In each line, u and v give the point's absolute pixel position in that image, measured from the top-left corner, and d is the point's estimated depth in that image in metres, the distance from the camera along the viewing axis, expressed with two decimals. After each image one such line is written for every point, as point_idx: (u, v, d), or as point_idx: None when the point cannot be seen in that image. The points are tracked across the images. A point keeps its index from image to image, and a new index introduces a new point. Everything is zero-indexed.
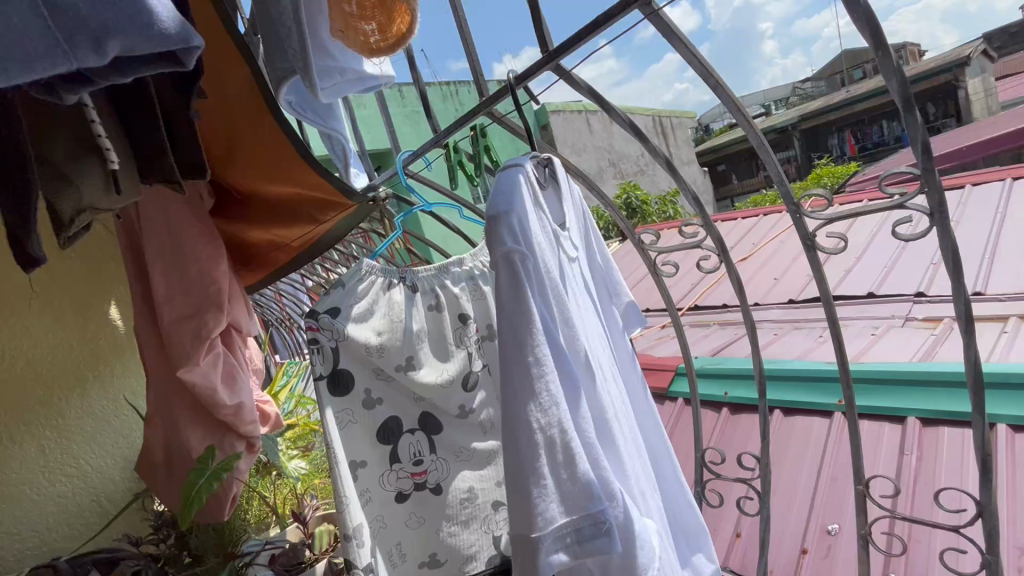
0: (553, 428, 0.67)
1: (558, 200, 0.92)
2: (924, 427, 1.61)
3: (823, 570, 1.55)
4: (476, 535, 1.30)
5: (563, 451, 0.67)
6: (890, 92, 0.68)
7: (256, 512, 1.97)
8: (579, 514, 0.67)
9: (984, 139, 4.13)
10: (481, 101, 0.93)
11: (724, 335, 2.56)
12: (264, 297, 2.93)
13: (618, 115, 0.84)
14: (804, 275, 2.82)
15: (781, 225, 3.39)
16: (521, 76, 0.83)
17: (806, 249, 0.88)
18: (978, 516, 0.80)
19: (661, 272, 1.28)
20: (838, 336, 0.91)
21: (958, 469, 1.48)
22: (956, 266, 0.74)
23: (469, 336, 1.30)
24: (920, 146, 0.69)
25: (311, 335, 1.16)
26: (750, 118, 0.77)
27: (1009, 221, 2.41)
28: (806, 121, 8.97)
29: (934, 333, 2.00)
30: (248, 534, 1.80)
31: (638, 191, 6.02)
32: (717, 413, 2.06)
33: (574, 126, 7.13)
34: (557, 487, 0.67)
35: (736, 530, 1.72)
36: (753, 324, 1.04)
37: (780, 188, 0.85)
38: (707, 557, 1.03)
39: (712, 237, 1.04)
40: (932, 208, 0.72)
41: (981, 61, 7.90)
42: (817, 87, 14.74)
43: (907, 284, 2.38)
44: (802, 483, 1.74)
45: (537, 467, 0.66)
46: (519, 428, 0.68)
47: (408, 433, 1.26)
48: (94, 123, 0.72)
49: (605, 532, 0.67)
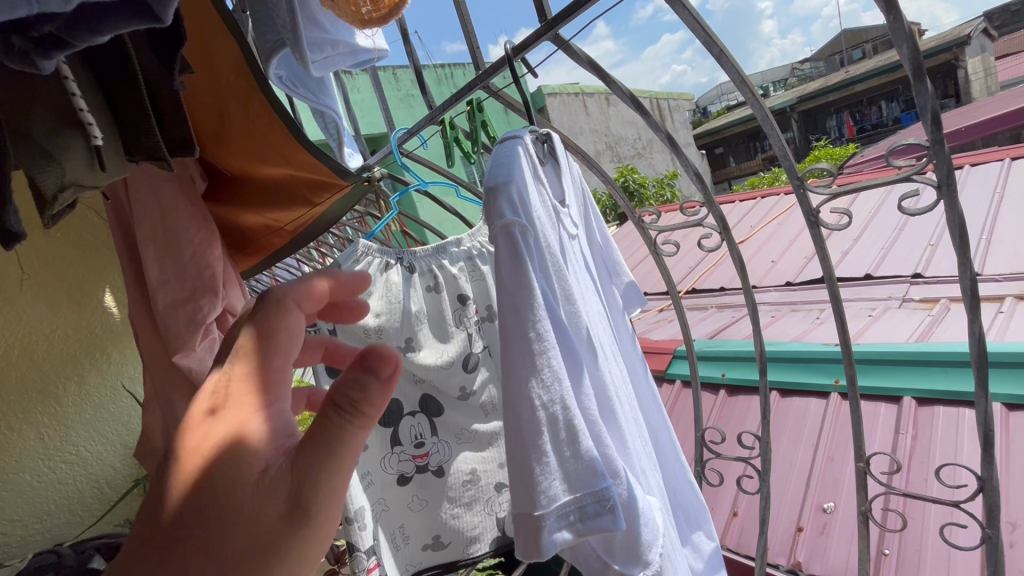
0: (556, 405, 0.67)
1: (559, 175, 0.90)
2: (919, 407, 1.62)
3: (818, 547, 1.57)
4: (478, 517, 1.30)
5: (566, 429, 0.67)
6: (901, 61, 0.67)
7: None
8: (583, 491, 0.67)
9: (983, 119, 4.10)
10: (477, 74, 0.91)
11: (721, 318, 2.56)
12: (260, 282, 2.90)
13: (619, 88, 0.81)
14: (801, 257, 2.81)
15: (778, 207, 3.37)
16: (520, 47, 0.80)
17: (810, 225, 0.86)
18: (978, 492, 0.80)
19: (662, 252, 1.25)
20: (840, 316, 0.90)
21: (952, 447, 1.49)
22: (963, 240, 0.73)
23: (469, 317, 1.29)
24: (930, 116, 0.67)
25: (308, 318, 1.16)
26: (756, 89, 0.74)
27: (1006, 201, 2.40)
28: (805, 103, 8.88)
29: (930, 314, 2.00)
30: None
31: (635, 175, 5.97)
32: (714, 396, 2.07)
33: (570, 110, 7.05)
34: (560, 465, 0.67)
35: (733, 509, 1.73)
36: (754, 305, 1.02)
37: (785, 162, 0.84)
38: (706, 535, 1.04)
39: (714, 215, 1.02)
40: (940, 180, 0.71)
41: (980, 39, 7.81)
42: (815, 68, 14.58)
43: (905, 265, 2.38)
44: (798, 463, 1.75)
45: (539, 445, 0.66)
46: (521, 406, 0.67)
47: (408, 416, 1.26)
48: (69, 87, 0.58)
49: (609, 510, 0.67)
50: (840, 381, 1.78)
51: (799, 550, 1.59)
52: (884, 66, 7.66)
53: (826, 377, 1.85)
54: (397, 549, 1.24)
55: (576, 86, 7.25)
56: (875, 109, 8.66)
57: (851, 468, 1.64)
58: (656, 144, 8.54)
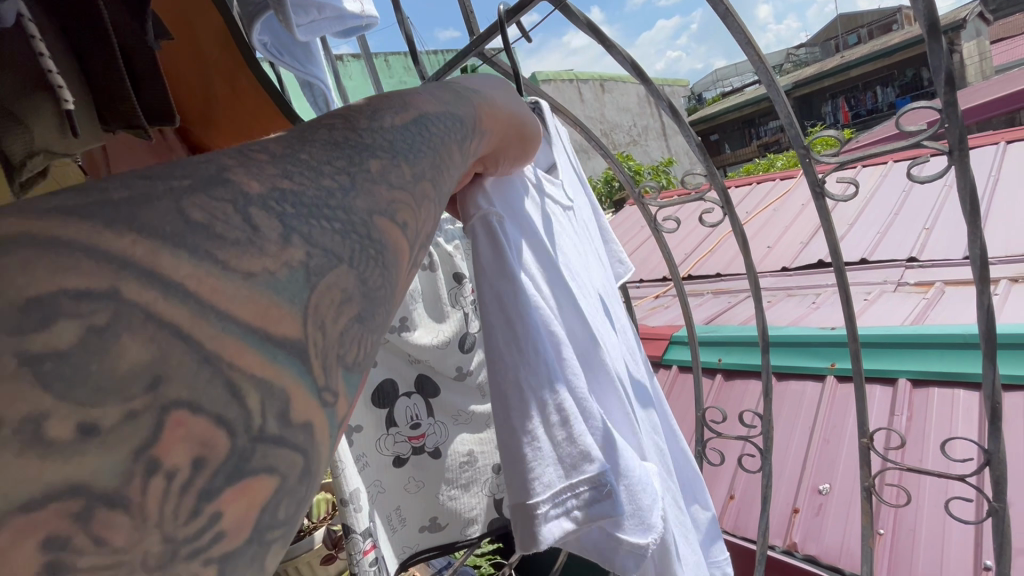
0: (547, 388, 0.65)
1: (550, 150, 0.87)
2: (914, 388, 1.61)
3: (814, 528, 1.57)
4: (476, 498, 1.26)
5: (559, 413, 0.65)
6: (915, 18, 0.64)
7: None
8: (579, 476, 0.65)
9: (976, 105, 4.07)
10: (470, 41, 0.87)
11: (717, 303, 2.55)
12: None
13: (618, 54, 0.78)
14: (797, 242, 2.80)
15: (774, 192, 3.35)
16: (515, 8, 0.76)
17: (814, 196, 0.84)
18: (984, 465, 0.79)
19: (662, 229, 1.22)
20: (845, 293, 0.88)
21: (947, 425, 1.49)
22: (974, 209, 0.70)
23: (465, 296, 1.32)
24: (944, 75, 0.64)
25: None
26: (763, 55, 0.72)
27: (1001, 184, 2.39)
28: (800, 89, 8.82)
29: (926, 297, 1.99)
30: None
31: (630, 162, 5.91)
32: (711, 380, 2.06)
33: (564, 97, 6.95)
34: (554, 450, 0.65)
35: (729, 492, 1.73)
36: (757, 283, 1.00)
37: (790, 130, 0.81)
38: (703, 507, 1.02)
39: (716, 190, 0.99)
40: (952, 145, 0.68)
41: (975, 24, 7.77)
42: (809, 54, 14.47)
43: (901, 248, 2.37)
44: (795, 445, 1.75)
45: (531, 430, 0.64)
46: (510, 391, 0.64)
47: (404, 396, 1.24)
48: (41, 52, 0.51)
49: (606, 494, 0.66)
50: (837, 364, 1.77)
51: (795, 531, 1.60)
52: (880, 51, 7.60)
53: (822, 360, 1.84)
54: (394, 531, 1.22)
55: (570, 73, 7.17)
56: (869, 95, 8.63)
57: (848, 449, 1.64)
58: (650, 131, 8.46)
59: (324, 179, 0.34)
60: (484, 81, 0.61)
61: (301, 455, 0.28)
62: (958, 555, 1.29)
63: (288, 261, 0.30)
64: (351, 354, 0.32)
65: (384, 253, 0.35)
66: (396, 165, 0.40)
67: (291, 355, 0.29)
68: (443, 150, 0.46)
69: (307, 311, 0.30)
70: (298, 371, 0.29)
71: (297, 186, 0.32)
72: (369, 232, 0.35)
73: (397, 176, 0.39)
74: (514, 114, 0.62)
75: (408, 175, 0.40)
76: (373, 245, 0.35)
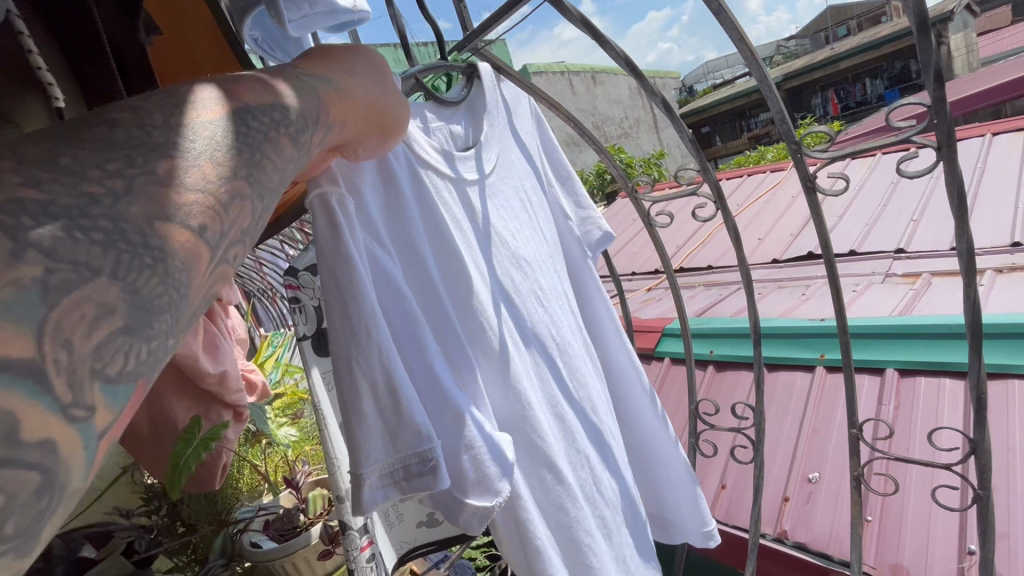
0: (375, 372, 0.68)
1: (465, 134, 0.94)
2: (901, 378, 1.64)
3: (803, 516, 1.60)
4: None
5: (387, 394, 0.69)
6: (906, 16, 0.65)
7: (248, 480, 1.96)
8: (406, 452, 0.69)
9: (964, 97, 4.11)
10: (466, 35, 0.87)
11: (709, 295, 2.57)
12: (245, 266, 2.82)
13: (612, 49, 0.78)
14: (788, 234, 2.82)
15: (766, 184, 3.38)
16: (511, 3, 0.76)
17: (805, 190, 0.85)
18: (970, 454, 0.81)
19: (655, 223, 1.23)
20: (835, 286, 0.89)
21: (934, 414, 1.52)
22: (961, 203, 0.72)
23: None
24: (933, 73, 0.65)
25: (292, 295, 1.08)
26: (756, 50, 0.72)
27: (988, 176, 2.42)
28: (790, 80, 8.85)
29: (913, 288, 2.02)
30: (240, 503, 1.80)
31: (624, 155, 5.91)
32: (703, 371, 2.09)
33: (556, 90, 6.93)
34: (383, 427, 0.69)
35: (721, 481, 1.76)
36: (749, 277, 1.01)
37: (782, 126, 0.82)
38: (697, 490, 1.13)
39: (709, 185, 1.00)
40: (940, 141, 0.69)
41: (963, 16, 7.82)
42: (800, 45, 14.52)
43: (889, 240, 2.40)
44: (785, 435, 1.77)
45: (361, 411, 0.68)
46: (345, 374, 0.68)
47: None
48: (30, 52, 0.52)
49: (430, 470, 0.69)
50: (825, 355, 1.80)
51: (785, 520, 1.62)
52: (869, 43, 7.63)
53: (812, 352, 1.87)
54: (392, 527, 1.22)
55: (561, 65, 7.17)
56: (858, 87, 8.69)
57: (837, 439, 1.67)
58: (643, 124, 8.47)
59: (87, 185, 0.31)
60: (351, 66, 0.58)
61: (40, 474, 0.27)
62: (942, 540, 1.32)
63: (17, 279, 0.28)
64: (116, 366, 0.31)
65: (161, 271, 0.32)
66: (196, 166, 0.37)
67: (16, 375, 0.27)
68: (279, 144, 0.43)
69: (42, 329, 0.28)
70: (28, 392, 0.27)
71: (45, 195, 0.30)
72: (144, 241, 0.32)
73: (191, 179, 0.36)
74: (373, 101, 0.59)
75: (213, 176, 0.37)
76: (149, 254, 0.32)
